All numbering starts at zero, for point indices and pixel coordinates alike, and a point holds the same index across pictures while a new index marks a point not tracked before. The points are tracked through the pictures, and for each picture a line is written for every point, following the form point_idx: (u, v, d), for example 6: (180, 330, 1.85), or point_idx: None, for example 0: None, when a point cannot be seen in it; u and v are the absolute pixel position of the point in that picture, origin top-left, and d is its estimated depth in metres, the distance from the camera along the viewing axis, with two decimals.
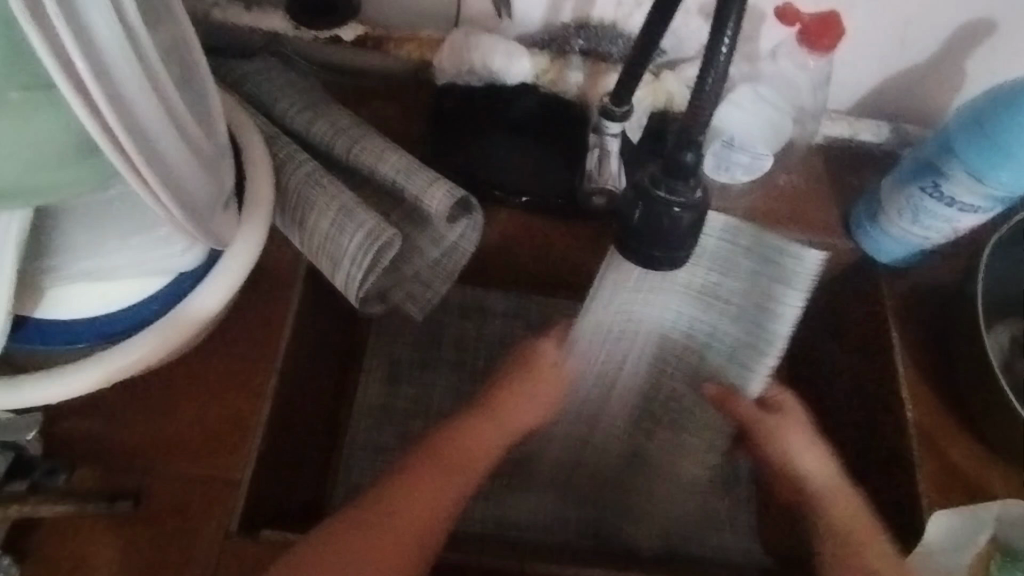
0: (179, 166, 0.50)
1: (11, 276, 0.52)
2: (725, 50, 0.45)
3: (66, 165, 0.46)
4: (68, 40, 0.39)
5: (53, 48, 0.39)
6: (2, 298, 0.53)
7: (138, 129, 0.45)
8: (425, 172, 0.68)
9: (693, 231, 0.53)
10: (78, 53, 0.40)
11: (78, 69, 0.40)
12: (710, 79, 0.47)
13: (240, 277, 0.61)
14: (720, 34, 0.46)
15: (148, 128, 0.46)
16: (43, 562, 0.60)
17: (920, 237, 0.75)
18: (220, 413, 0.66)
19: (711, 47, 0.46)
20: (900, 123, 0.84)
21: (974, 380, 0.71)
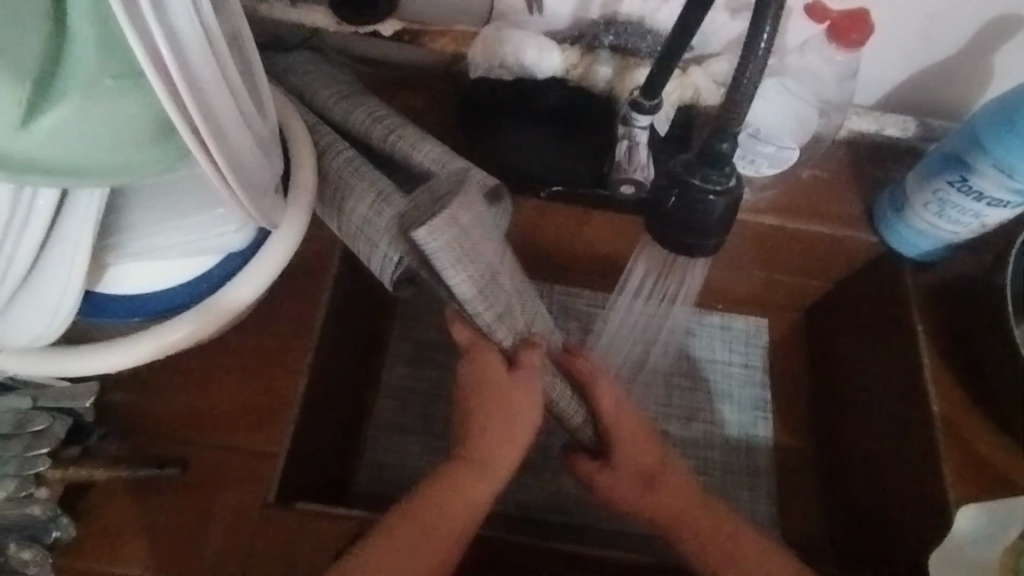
0: (238, 146, 0.54)
1: (85, 252, 0.56)
2: (761, 47, 0.51)
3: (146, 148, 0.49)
4: (154, 27, 0.43)
5: (141, 33, 0.42)
6: (78, 274, 0.56)
7: (206, 110, 0.49)
8: (458, 160, 0.70)
9: (727, 217, 0.63)
10: (163, 39, 0.43)
11: (163, 53, 0.44)
12: (746, 75, 0.53)
13: (284, 257, 0.65)
14: (759, 31, 0.51)
15: (215, 109, 0.50)
16: (95, 523, 0.64)
17: (946, 231, 0.76)
18: (261, 388, 0.69)
19: (749, 43, 0.51)
20: (925, 118, 0.85)
21: (1005, 372, 0.71)
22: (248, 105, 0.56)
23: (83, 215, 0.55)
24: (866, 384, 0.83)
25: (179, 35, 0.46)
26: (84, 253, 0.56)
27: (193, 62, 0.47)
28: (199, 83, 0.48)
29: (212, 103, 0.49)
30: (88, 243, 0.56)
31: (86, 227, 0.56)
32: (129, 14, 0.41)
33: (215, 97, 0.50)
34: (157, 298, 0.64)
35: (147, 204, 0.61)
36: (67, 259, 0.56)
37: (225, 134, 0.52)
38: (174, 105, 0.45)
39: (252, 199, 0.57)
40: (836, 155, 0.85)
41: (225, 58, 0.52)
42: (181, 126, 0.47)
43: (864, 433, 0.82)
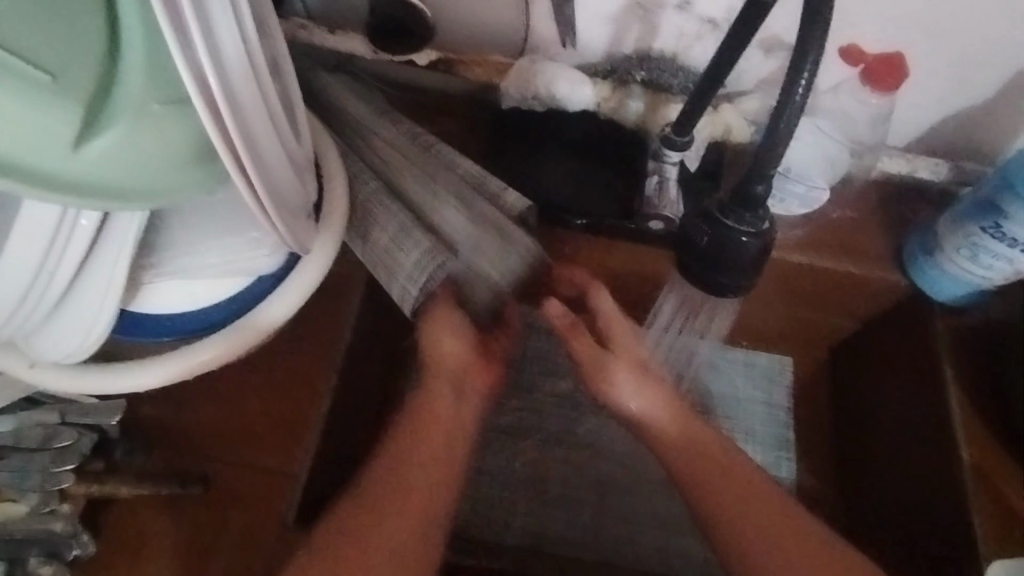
0: (276, 172, 0.54)
1: (125, 272, 0.57)
2: (800, 91, 0.52)
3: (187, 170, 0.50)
4: (203, 56, 0.44)
5: (190, 64, 0.43)
6: (114, 293, 0.57)
7: (247, 134, 0.49)
8: (495, 181, 0.74)
9: (758, 259, 0.63)
10: (212, 69, 0.44)
11: (210, 83, 0.44)
12: (785, 118, 0.53)
13: (314, 279, 0.65)
14: (797, 75, 0.52)
15: (255, 135, 0.51)
16: (115, 539, 0.64)
17: (978, 276, 0.75)
18: (281, 409, 0.70)
19: (788, 89, 0.52)
20: (958, 161, 0.84)
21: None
22: (286, 130, 0.57)
23: (122, 233, 0.56)
24: (891, 428, 0.81)
25: (225, 62, 0.46)
26: (122, 273, 0.57)
27: (238, 90, 0.48)
28: (241, 108, 0.49)
29: (253, 128, 0.50)
30: (128, 261, 0.57)
31: (125, 245, 0.57)
32: (180, 44, 0.42)
33: (255, 122, 0.50)
34: (187, 317, 0.65)
35: (185, 222, 0.62)
36: (104, 278, 0.57)
37: (264, 158, 0.52)
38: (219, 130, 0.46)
39: (287, 222, 0.58)
40: (866, 196, 0.84)
41: (266, 83, 0.52)
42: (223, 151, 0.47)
43: (890, 477, 0.80)
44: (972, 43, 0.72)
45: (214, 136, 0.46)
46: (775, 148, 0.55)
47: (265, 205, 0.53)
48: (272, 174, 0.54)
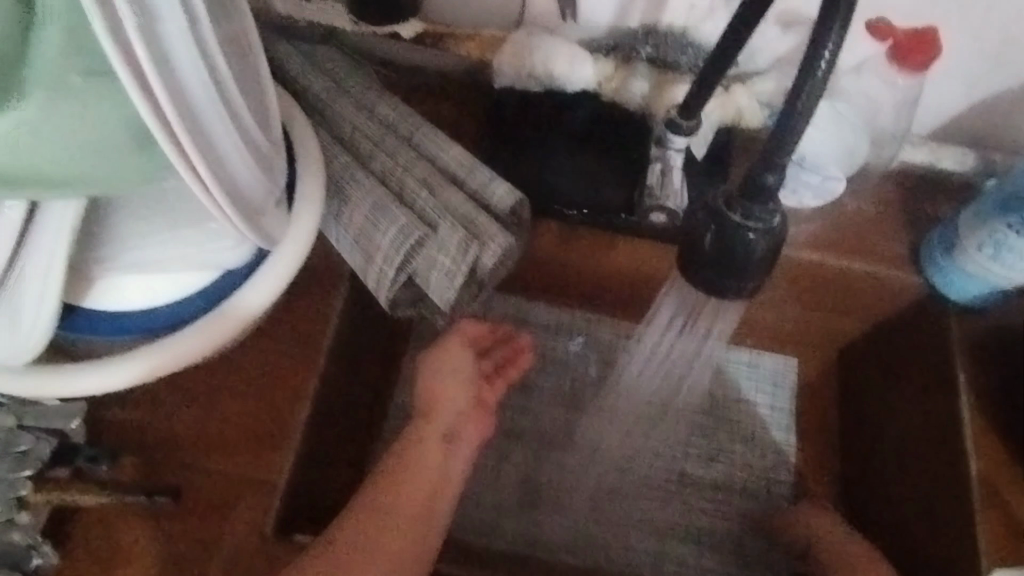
0: (227, 153, 0.50)
1: (61, 264, 0.53)
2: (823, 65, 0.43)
3: (111, 150, 0.47)
4: (132, 28, 0.39)
5: (116, 36, 0.38)
6: (52, 289, 0.54)
7: (192, 119, 0.45)
8: (484, 169, 0.69)
9: (767, 260, 0.53)
10: (141, 43, 0.39)
11: (139, 56, 0.40)
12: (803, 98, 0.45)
13: (287, 275, 0.61)
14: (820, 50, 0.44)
15: (199, 114, 0.46)
16: (82, 551, 0.61)
17: (1001, 276, 0.70)
18: (258, 411, 0.66)
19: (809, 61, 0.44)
20: (987, 151, 0.79)
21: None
22: (246, 114, 0.53)
23: (56, 224, 0.53)
24: (899, 433, 0.78)
25: (163, 36, 0.42)
26: (57, 265, 0.54)
27: (178, 65, 0.44)
28: (185, 89, 0.45)
29: (199, 112, 0.46)
30: (65, 257, 0.53)
31: (61, 239, 0.53)
32: (106, 13, 0.37)
33: (202, 105, 0.46)
34: (148, 315, 0.60)
35: (131, 213, 0.59)
36: (42, 274, 0.53)
37: (213, 144, 0.48)
38: (155, 115, 0.42)
39: (247, 213, 0.54)
40: (886, 189, 0.79)
41: (221, 64, 0.48)
42: (161, 137, 0.43)
43: (897, 484, 0.77)
44: (1007, 21, 0.66)
45: (149, 120, 0.42)
46: (787, 130, 0.48)
47: (215, 195, 0.49)
48: (220, 158, 0.49)
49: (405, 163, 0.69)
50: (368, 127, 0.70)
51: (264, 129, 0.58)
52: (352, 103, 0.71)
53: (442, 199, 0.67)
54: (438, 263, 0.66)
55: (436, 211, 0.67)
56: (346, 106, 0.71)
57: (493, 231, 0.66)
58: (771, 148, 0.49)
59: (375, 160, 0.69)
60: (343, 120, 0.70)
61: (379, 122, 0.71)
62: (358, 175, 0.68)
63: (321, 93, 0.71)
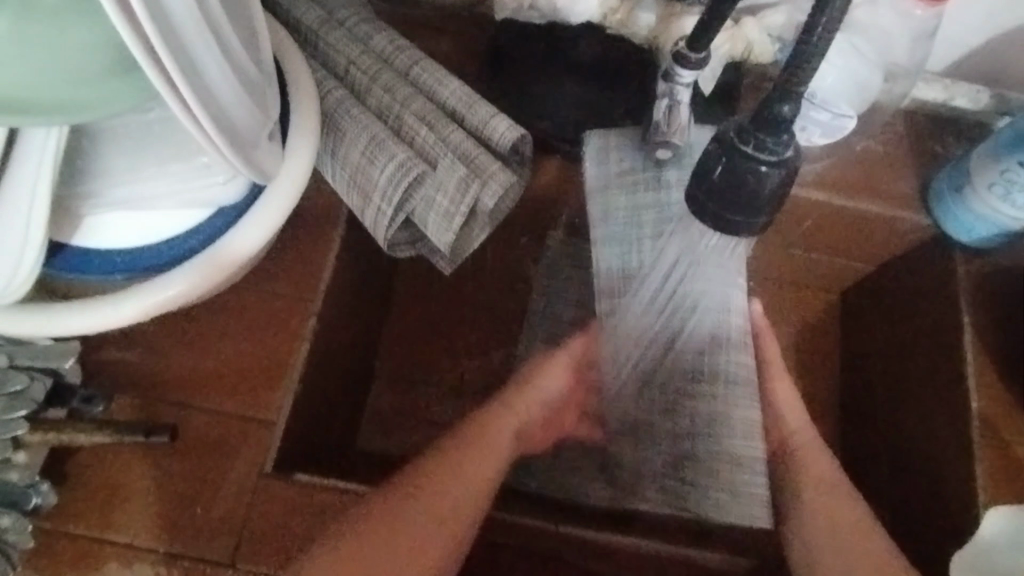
0: (214, 83, 0.48)
1: (46, 194, 0.52)
2: None
3: (98, 83, 0.45)
4: None
5: None
6: (39, 220, 0.52)
7: (178, 47, 0.43)
8: (485, 103, 0.67)
9: (780, 194, 0.51)
10: None
11: None
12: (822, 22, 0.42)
13: (284, 213, 0.59)
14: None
15: (183, 38, 0.44)
16: (80, 488, 0.60)
17: (1010, 217, 0.69)
18: (255, 352, 0.65)
19: None
20: (1000, 89, 0.77)
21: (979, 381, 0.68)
22: (235, 44, 0.51)
23: (39, 151, 0.52)
24: (899, 372, 0.78)
25: None
26: (42, 197, 0.52)
27: None
28: (167, 13, 0.42)
29: (186, 39, 0.44)
30: (46, 191, 0.52)
31: (42, 171, 0.52)
32: None
33: (188, 31, 0.44)
34: (143, 254, 0.59)
35: (114, 146, 0.56)
36: (26, 207, 0.52)
37: (201, 74, 0.46)
38: (139, 43, 0.40)
39: (240, 147, 0.52)
40: (895, 127, 0.77)
41: None
42: (146, 64, 0.41)
43: (897, 422, 0.77)
44: None
45: (131, 44, 0.40)
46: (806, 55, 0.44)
47: (204, 127, 0.47)
48: (207, 88, 0.47)
49: (401, 97, 0.67)
50: (364, 59, 0.68)
51: (254, 59, 0.55)
52: (347, 33, 0.69)
53: (442, 135, 0.65)
54: (437, 202, 0.64)
55: (436, 147, 0.65)
56: (340, 37, 0.68)
57: (496, 168, 0.64)
58: (784, 82, 0.46)
59: (372, 94, 0.67)
60: (338, 52, 0.68)
61: (375, 55, 0.69)
62: (352, 110, 0.66)
63: (314, 24, 0.69)
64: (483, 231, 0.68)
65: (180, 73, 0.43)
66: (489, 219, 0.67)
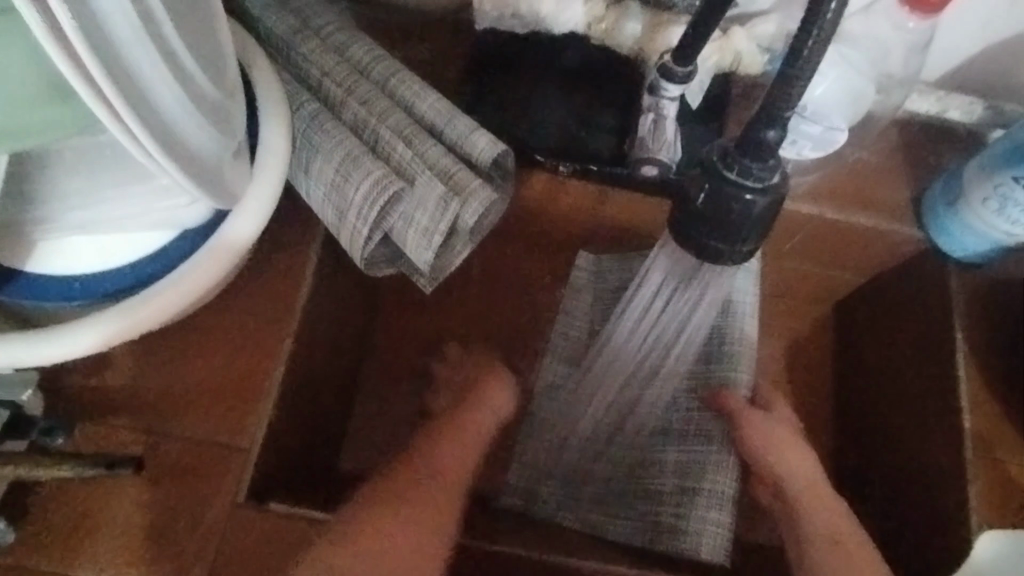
0: (168, 107, 0.45)
1: None
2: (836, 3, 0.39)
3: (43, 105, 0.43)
4: None
5: None
6: None
7: (123, 72, 0.41)
8: (465, 116, 0.65)
9: (768, 220, 0.49)
10: None
11: None
12: (811, 40, 0.41)
13: (252, 233, 0.56)
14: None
15: (130, 62, 0.41)
16: (42, 523, 0.58)
17: (1003, 232, 0.67)
18: (226, 376, 0.62)
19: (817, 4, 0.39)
20: (995, 99, 0.75)
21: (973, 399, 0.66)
22: (192, 62, 0.48)
23: None
24: (892, 387, 0.76)
25: None
26: None
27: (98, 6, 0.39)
28: (111, 37, 0.40)
29: (134, 64, 0.42)
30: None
31: None
32: None
33: (136, 54, 0.42)
34: (103, 279, 0.56)
35: (70, 167, 0.53)
36: None
37: (150, 97, 0.44)
38: (75, 70, 0.38)
39: (197, 172, 0.49)
40: (887, 137, 0.75)
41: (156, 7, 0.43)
42: (83, 89, 0.39)
43: (890, 439, 0.75)
44: None
45: (66, 71, 0.38)
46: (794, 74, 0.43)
47: (155, 154, 0.45)
48: (159, 113, 0.45)
49: (377, 110, 0.64)
50: (340, 70, 0.65)
51: (217, 75, 0.53)
52: (322, 43, 0.66)
53: (419, 150, 0.63)
54: (415, 220, 0.62)
55: (414, 163, 0.62)
56: (315, 47, 0.66)
57: (477, 184, 0.62)
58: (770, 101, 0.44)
59: (347, 107, 0.64)
60: (312, 63, 0.65)
61: (351, 67, 0.66)
62: (327, 125, 0.63)
63: (287, 34, 0.66)
64: (464, 248, 0.65)
65: (123, 100, 0.41)
66: (470, 237, 0.65)
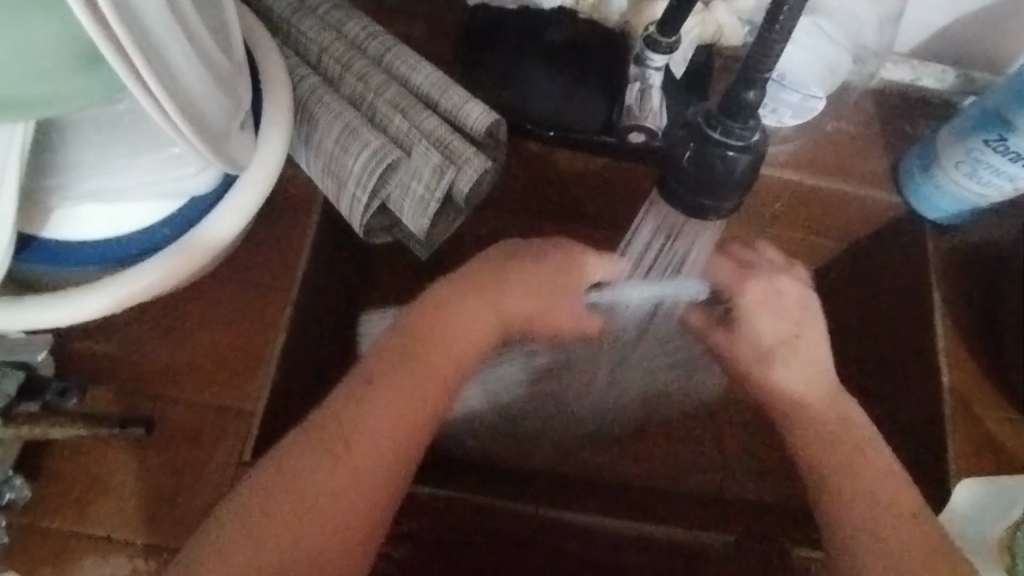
0: (187, 76, 0.48)
1: (13, 187, 0.51)
2: None
3: (66, 74, 0.45)
4: None
5: None
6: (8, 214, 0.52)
7: (148, 42, 0.43)
8: (459, 88, 0.67)
9: (751, 174, 0.54)
10: None
11: None
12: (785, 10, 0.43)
13: (257, 200, 0.59)
14: None
15: (153, 33, 0.44)
16: (55, 481, 0.60)
17: (977, 194, 0.70)
18: (232, 340, 0.65)
19: None
20: (966, 68, 0.78)
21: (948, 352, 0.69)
22: (205, 33, 0.50)
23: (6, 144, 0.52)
24: (872, 350, 0.79)
25: None
26: (10, 190, 0.52)
27: None
28: (137, 8, 0.42)
29: (157, 33, 0.44)
30: (14, 184, 0.52)
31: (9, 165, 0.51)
32: None
33: (159, 24, 0.44)
34: (115, 247, 0.58)
35: (82, 137, 0.56)
36: None
37: (173, 69, 0.46)
38: (106, 39, 0.40)
39: (211, 140, 0.52)
40: (864, 106, 0.78)
41: None
42: (117, 62, 0.42)
43: (870, 400, 0.78)
44: None
45: (98, 39, 0.40)
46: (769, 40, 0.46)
47: (175, 120, 0.47)
48: (179, 81, 0.47)
49: (374, 84, 0.66)
50: (337, 46, 0.67)
51: (224, 47, 0.55)
52: (319, 20, 0.68)
53: (416, 122, 0.65)
54: (411, 188, 0.64)
55: (410, 134, 0.65)
56: (312, 23, 0.68)
57: (473, 153, 0.64)
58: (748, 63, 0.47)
59: (346, 81, 0.67)
60: (311, 39, 0.68)
61: (348, 42, 0.68)
62: (326, 98, 0.65)
63: (285, 12, 0.68)
64: (459, 216, 0.68)
65: (148, 67, 0.43)
66: (465, 205, 0.67)
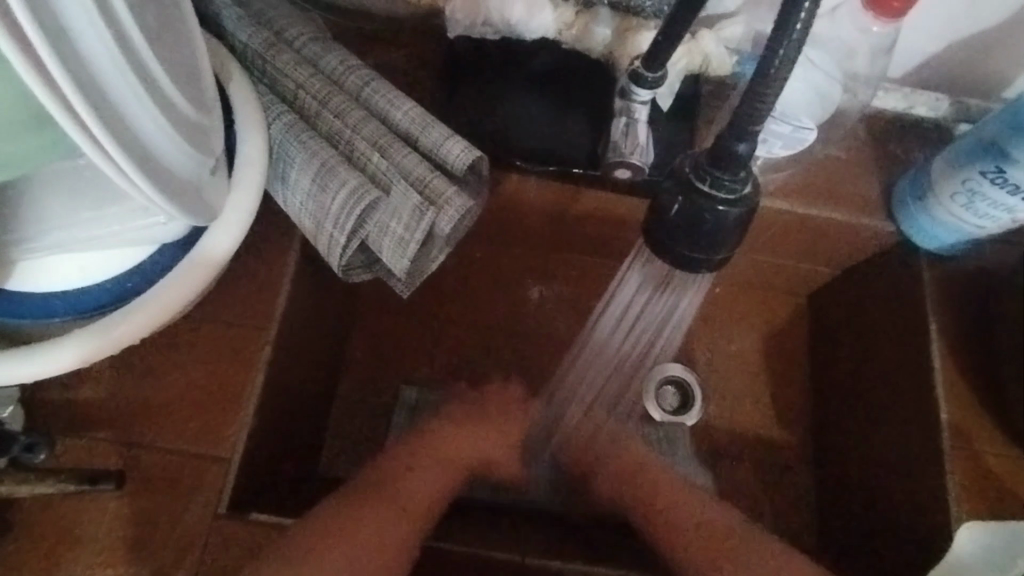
0: (150, 133, 0.46)
1: None
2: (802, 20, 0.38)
3: (23, 133, 0.43)
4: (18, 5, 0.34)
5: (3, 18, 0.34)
6: None
7: (107, 105, 0.42)
8: (438, 123, 0.65)
9: (741, 229, 0.49)
10: (28, 17, 0.35)
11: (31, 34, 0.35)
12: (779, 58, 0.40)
13: (229, 247, 0.57)
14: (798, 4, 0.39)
15: (112, 95, 0.42)
16: (23, 540, 0.58)
17: (973, 226, 0.68)
18: (206, 387, 0.63)
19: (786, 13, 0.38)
20: (959, 95, 0.77)
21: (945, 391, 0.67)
22: (170, 85, 0.49)
23: None
24: (867, 379, 0.78)
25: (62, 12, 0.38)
26: None
27: (82, 43, 0.39)
28: (95, 72, 0.40)
29: (116, 95, 0.42)
30: None
31: None
32: None
33: (118, 86, 0.42)
34: (82, 297, 0.56)
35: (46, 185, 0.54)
36: None
37: (132, 123, 0.44)
38: (63, 110, 0.39)
39: (178, 193, 0.50)
40: (857, 133, 0.77)
41: (136, 36, 0.44)
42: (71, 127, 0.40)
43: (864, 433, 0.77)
44: None
45: (53, 109, 0.38)
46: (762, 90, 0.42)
47: (137, 180, 0.45)
48: (141, 139, 0.45)
49: (351, 120, 0.64)
50: (315, 81, 0.65)
51: (194, 93, 0.53)
52: (296, 54, 0.67)
53: (395, 159, 0.63)
54: (390, 229, 0.62)
55: (389, 172, 0.63)
56: (289, 57, 0.66)
57: (455, 191, 0.62)
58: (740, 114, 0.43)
59: (323, 117, 0.65)
60: (286, 74, 0.66)
61: (325, 76, 0.66)
62: (302, 136, 0.63)
63: (260, 46, 0.66)
64: (441, 254, 0.66)
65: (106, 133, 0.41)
66: (446, 242, 0.65)
